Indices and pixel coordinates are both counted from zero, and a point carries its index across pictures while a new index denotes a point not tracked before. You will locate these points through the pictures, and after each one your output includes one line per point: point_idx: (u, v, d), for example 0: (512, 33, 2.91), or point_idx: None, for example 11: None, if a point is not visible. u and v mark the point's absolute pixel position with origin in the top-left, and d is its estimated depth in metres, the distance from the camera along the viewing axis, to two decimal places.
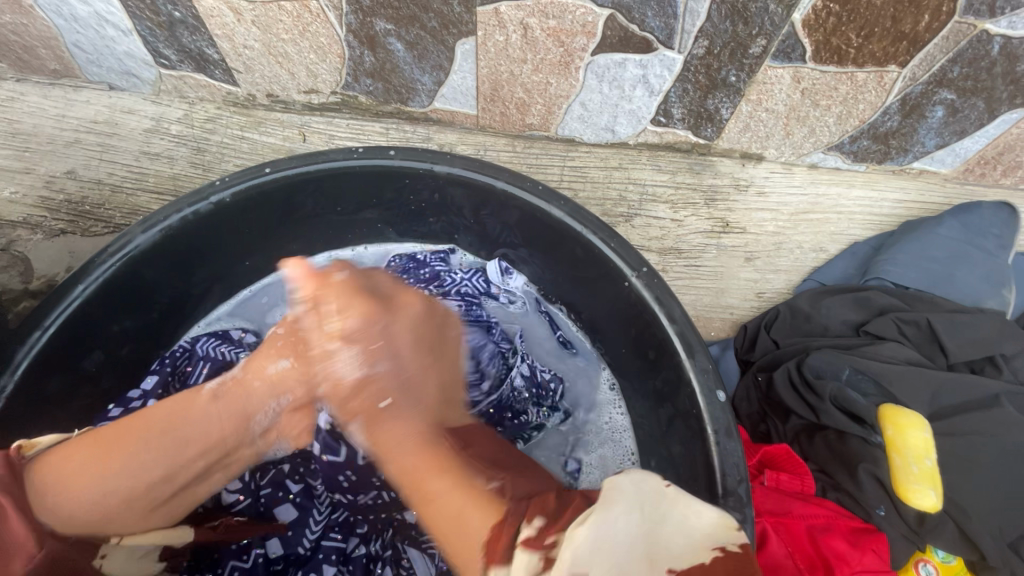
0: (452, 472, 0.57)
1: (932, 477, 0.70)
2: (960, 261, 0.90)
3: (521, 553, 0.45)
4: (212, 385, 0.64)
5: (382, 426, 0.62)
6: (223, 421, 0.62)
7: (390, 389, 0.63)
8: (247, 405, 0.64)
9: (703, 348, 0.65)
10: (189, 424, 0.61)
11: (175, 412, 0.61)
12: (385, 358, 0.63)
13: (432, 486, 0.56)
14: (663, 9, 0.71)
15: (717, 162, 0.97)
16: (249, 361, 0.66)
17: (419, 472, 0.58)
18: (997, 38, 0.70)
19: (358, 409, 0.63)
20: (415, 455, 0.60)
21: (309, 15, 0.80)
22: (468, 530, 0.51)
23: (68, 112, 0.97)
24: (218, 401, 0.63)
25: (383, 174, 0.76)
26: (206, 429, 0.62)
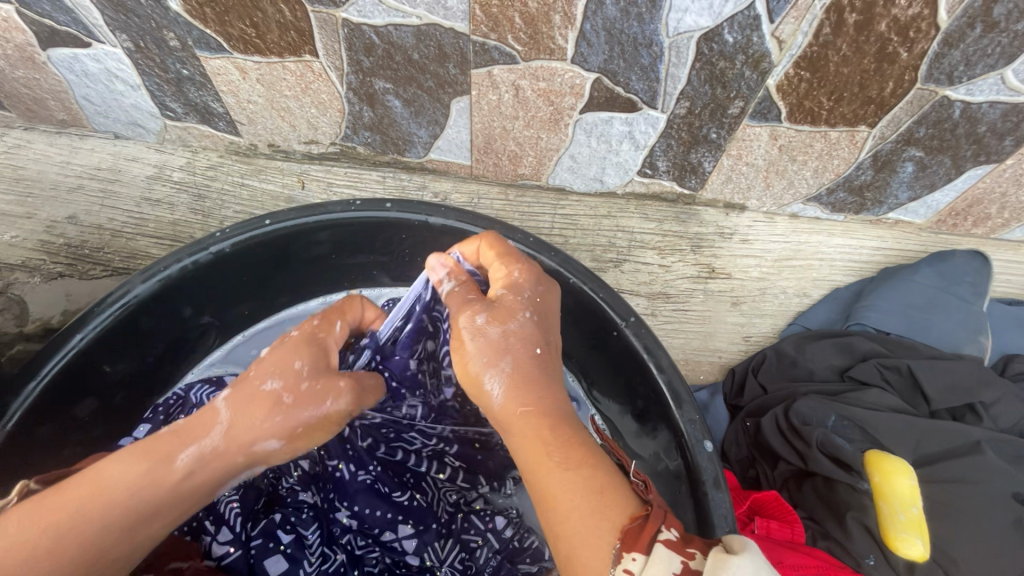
0: (593, 452, 0.49)
1: (918, 525, 0.72)
2: (938, 308, 0.93)
3: (665, 551, 0.41)
4: (188, 459, 0.51)
5: (528, 371, 0.53)
6: (207, 488, 0.53)
7: (539, 335, 0.55)
8: (229, 471, 0.53)
9: (690, 398, 0.66)
10: (162, 496, 0.50)
11: (141, 487, 0.49)
12: (522, 300, 0.57)
13: (574, 454, 0.48)
14: (646, 74, 0.75)
15: (701, 211, 1.01)
16: (232, 426, 0.53)
17: (558, 435, 0.49)
18: (958, 103, 0.74)
19: (507, 351, 0.53)
20: (549, 407, 0.51)
21: (312, 75, 0.84)
22: (602, 512, 0.44)
23: (73, 159, 1.00)
24: (198, 475, 0.51)
25: (378, 224, 0.79)
26: (191, 498, 0.52)
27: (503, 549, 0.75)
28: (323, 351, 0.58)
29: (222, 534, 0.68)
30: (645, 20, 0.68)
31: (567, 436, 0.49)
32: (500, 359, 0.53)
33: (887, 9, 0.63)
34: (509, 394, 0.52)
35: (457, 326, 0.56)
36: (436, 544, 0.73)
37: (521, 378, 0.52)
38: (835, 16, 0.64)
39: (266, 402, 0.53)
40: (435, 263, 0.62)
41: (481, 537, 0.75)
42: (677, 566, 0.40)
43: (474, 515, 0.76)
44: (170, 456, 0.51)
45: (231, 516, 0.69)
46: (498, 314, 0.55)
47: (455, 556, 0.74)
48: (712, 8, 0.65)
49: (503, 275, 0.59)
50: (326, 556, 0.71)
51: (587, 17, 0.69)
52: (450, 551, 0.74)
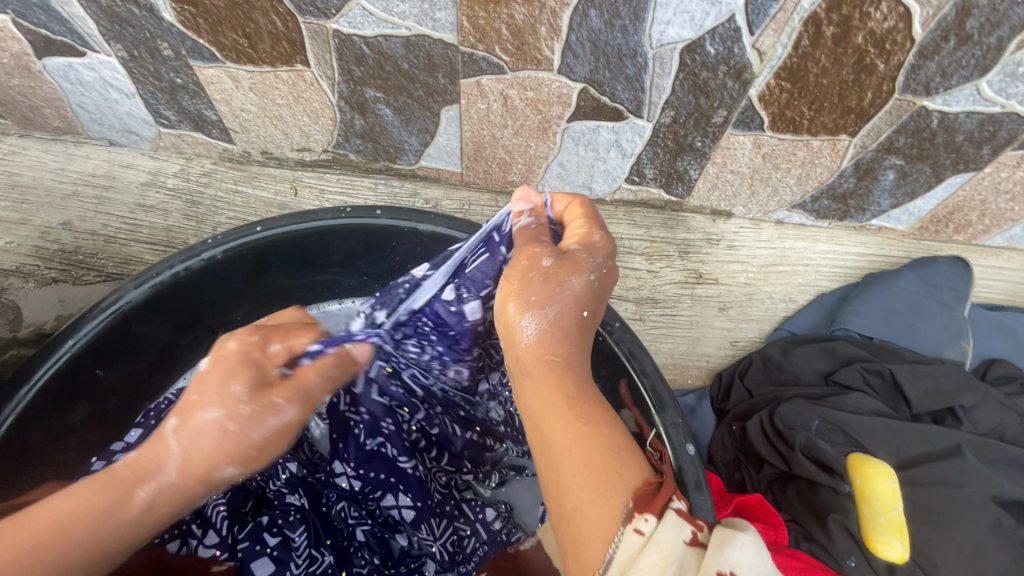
0: (612, 415, 0.48)
1: (898, 527, 0.73)
2: (921, 313, 0.94)
3: (678, 518, 0.38)
4: (147, 493, 0.48)
5: (569, 327, 0.54)
6: (164, 520, 0.50)
7: (589, 298, 0.56)
8: (188, 502, 0.51)
9: (672, 402, 0.68)
10: (120, 532, 0.47)
11: (96, 523, 0.46)
12: (591, 262, 0.57)
13: (593, 413, 0.47)
14: (631, 84, 0.77)
15: (689, 218, 1.02)
16: (185, 459, 0.50)
17: (579, 392, 0.48)
18: (935, 113, 0.76)
19: (558, 301, 0.54)
20: (572, 367, 0.51)
21: (304, 84, 0.85)
22: (616, 470, 0.42)
23: (68, 166, 1.01)
24: (157, 509, 0.49)
25: (368, 231, 0.80)
26: (145, 535, 0.49)
27: (489, 540, 0.76)
28: (257, 368, 0.55)
29: (209, 538, 0.69)
30: (628, 32, 0.69)
31: (586, 393, 0.49)
32: (547, 304, 0.54)
33: (863, 22, 0.64)
34: (543, 337, 0.53)
35: (517, 264, 0.57)
36: (431, 524, 0.72)
37: (558, 332, 0.53)
38: (813, 28, 0.66)
39: (212, 433, 0.51)
40: (519, 203, 0.63)
41: (470, 527, 0.75)
42: (687, 533, 0.38)
43: (464, 504, 0.77)
44: (127, 491, 0.48)
45: (218, 519, 0.69)
46: (563, 263, 0.56)
47: (448, 539, 0.73)
48: (693, 20, 0.67)
49: (581, 232, 0.59)
50: (313, 558, 0.71)
51: (572, 29, 0.70)
52: (445, 531, 0.73)
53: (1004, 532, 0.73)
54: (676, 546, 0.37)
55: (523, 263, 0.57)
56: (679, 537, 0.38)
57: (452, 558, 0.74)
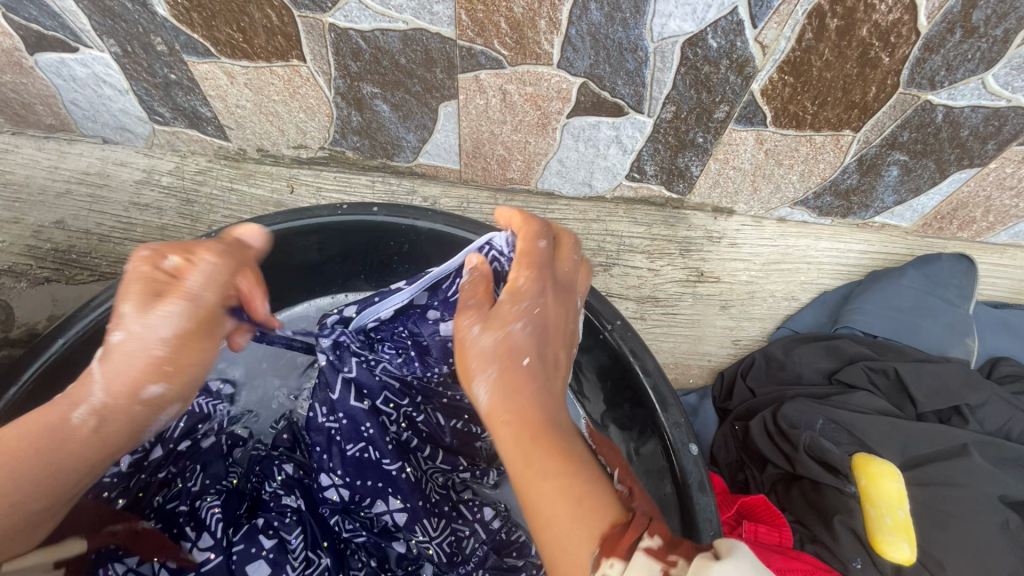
0: (576, 458, 0.46)
1: (905, 528, 0.73)
2: (925, 311, 0.93)
3: (646, 561, 0.37)
4: (80, 416, 0.49)
5: (517, 371, 0.51)
6: (110, 441, 0.50)
7: (529, 342, 0.53)
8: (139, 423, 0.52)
9: (675, 402, 0.66)
10: (59, 456, 0.48)
11: (33, 451, 0.47)
12: (521, 300, 0.55)
13: (555, 457, 0.45)
14: (632, 79, 0.76)
15: (690, 215, 1.01)
16: (108, 384, 0.50)
17: (538, 441, 0.46)
18: (940, 107, 0.75)
19: (498, 351, 0.52)
20: (532, 413, 0.48)
21: (300, 80, 0.84)
22: (581, 517, 0.41)
23: (61, 164, 1.00)
24: (98, 432, 0.50)
25: (366, 228, 0.78)
26: (99, 452, 0.50)
27: (489, 539, 0.74)
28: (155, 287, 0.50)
29: (203, 541, 0.66)
30: (629, 25, 0.68)
31: (547, 439, 0.47)
32: (485, 366, 0.52)
33: (867, 14, 0.63)
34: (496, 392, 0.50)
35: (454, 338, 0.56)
36: (426, 523, 0.71)
37: (507, 385, 0.50)
38: (817, 21, 0.65)
39: (133, 353, 0.49)
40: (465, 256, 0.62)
41: (468, 527, 0.73)
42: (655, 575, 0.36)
43: (462, 505, 0.75)
44: (58, 420, 0.48)
45: (213, 521, 0.67)
46: (493, 319, 0.54)
47: (444, 540, 0.72)
48: (695, 13, 0.66)
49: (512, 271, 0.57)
50: (310, 561, 0.69)
51: (572, 22, 0.69)
52: (441, 532, 0.71)
53: (1011, 532, 0.72)
54: None
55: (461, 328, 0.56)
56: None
57: (450, 559, 0.72)
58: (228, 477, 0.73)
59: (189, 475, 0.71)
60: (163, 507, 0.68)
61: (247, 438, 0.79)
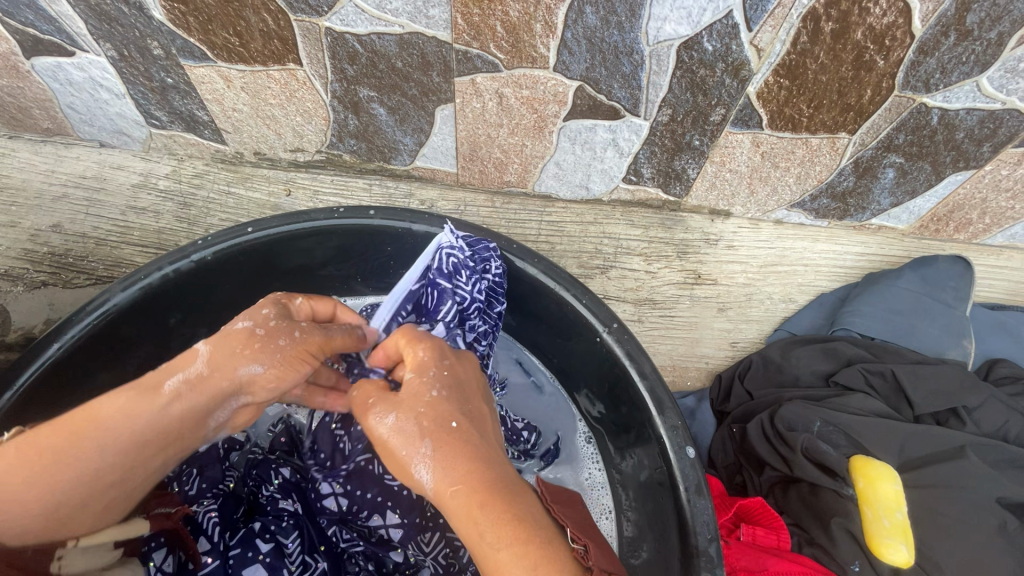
0: (528, 520, 0.46)
1: (903, 531, 0.72)
2: (923, 312, 0.93)
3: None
4: (174, 383, 0.53)
5: (449, 443, 0.49)
6: (193, 415, 0.54)
7: (452, 407, 0.52)
8: (215, 401, 0.55)
9: (672, 405, 0.66)
10: (147, 423, 0.52)
11: (129, 413, 0.52)
12: (429, 375, 0.54)
13: (507, 527, 0.45)
14: (628, 82, 0.76)
15: (687, 218, 1.01)
16: (212, 358, 0.55)
17: (487, 508, 0.46)
18: (935, 110, 0.75)
19: (424, 424, 0.50)
20: (477, 480, 0.47)
21: (296, 83, 0.84)
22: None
23: (58, 168, 0.99)
24: (183, 400, 0.53)
25: (362, 232, 0.78)
26: (176, 425, 0.53)
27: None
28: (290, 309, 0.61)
29: (201, 545, 0.66)
30: (625, 29, 0.69)
31: (499, 506, 0.46)
32: (418, 445, 0.50)
33: (862, 17, 0.63)
34: (432, 467, 0.48)
35: (373, 427, 0.53)
36: (423, 536, 0.72)
37: (445, 458, 0.48)
38: (812, 25, 0.65)
39: (240, 337, 0.56)
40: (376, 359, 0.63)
41: (464, 537, 0.72)
42: None
43: None
44: (157, 384, 0.53)
45: (210, 526, 0.67)
46: (405, 401, 0.53)
47: (439, 552, 0.72)
48: (690, 17, 0.66)
49: (412, 350, 0.57)
50: (307, 565, 0.68)
51: (568, 26, 0.69)
52: (436, 546, 0.72)
53: (1009, 534, 0.71)
54: None
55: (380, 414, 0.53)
56: None
57: (445, 572, 0.72)
58: (224, 481, 0.73)
59: (185, 480, 0.71)
60: None
61: (244, 442, 0.80)
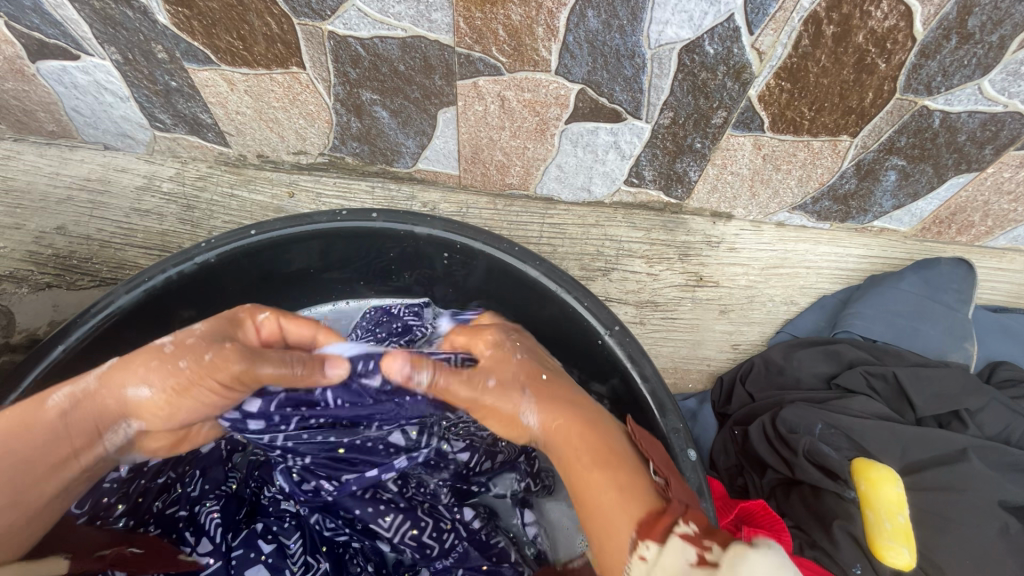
0: (615, 450, 0.56)
1: (905, 534, 0.72)
2: (924, 315, 0.93)
3: (680, 543, 0.46)
4: (59, 399, 0.53)
5: (551, 394, 0.59)
6: (82, 435, 0.53)
7: (536, 365, 0.62)
8: (101, 422, 0.54)
9: (674, 406, 0.66)
10: (37, 439, 0.52)
11: (16, 427, 0.52)
12: (507, 342, 0.64)
13: (603, 455, 0.55)
14: (629, 85, 0.76)
15: (689, 220, 1.01)
16: (108, 373, 0.54)
17: (571, 432, 0.57)
18: (937, 112, 0.75)
19: (519, 380, 0.59)
20: (575, 416, 0.58)
21: (299, 87, 0.84)
22: (623, 506, 0.51)
23: (62, 170, 1.00)
24: (68, 417, 0.53)
25: (364, 234, 0.79)
26: (58, 446, 0.52)
27: (469, 538, 0.71)
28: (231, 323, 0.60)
29: (202, 546, 0.66)
30: (627, 32, 0.69)
31: (595, 439, 0.56)
32: (521, 397, 0.58)
33: (863, 20, 0.64)
34: (541, 415, 0.58)
35: (459, 397, 0.59)
36: (383, 519, 0.68)
37: (546, 402, 0.58)
38: (813, 28, 0.65)
39: (150, 353, 0.54)
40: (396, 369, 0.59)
41: (450, 522, 0.71)
42: (690, 555, 0.45)
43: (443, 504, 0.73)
44: (43, 399, 0.53)
45: (212, 527, 0.67)
46: (493, 362, 0.61)
47: (406, 533, 0.68)
48: (692, 20, 0.66)
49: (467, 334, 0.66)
50: (309, 565, 0.68)
51: (570, 29, 0.70)
52: (401, 526, 0.68)
53: (1012, 537, 0.71)
54: (681, 568, 0.44)
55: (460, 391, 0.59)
56: (682, 560, 0.45)
57: (423, 552, 0.69)
58: (227, 482, 0.74)
59: (188, 481, 0.72)
60: (164, 512, 0.69)
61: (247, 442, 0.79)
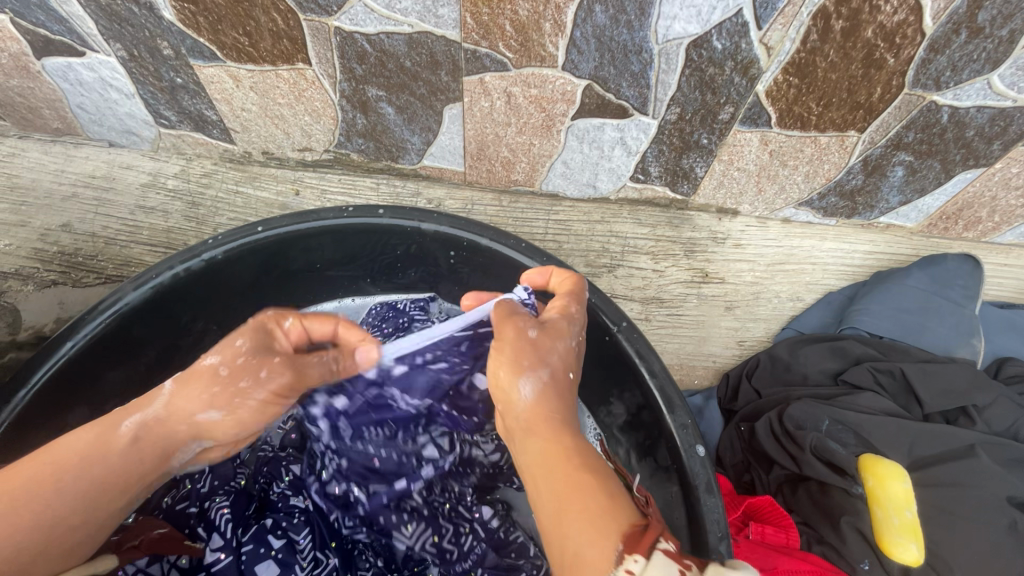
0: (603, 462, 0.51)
1: (913, 530, 0.73)
2: (932, 311, 0.93)
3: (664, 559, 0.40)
4: (131, 424, 0.55)
5: (561, 388, 0.57)
6: (151, 457, 0.56)
7: (574, 362, 0.60)
8: (171, 443, 0.56)
9: (682, 402, 0.66)
10: (111, 463, 0.53)
11: (89, 452, 0.53)
12: (575, 326, 0.61)
13: (590, 461, 0.50)
14: (637, 81, 0.76)
15: (694, 217, 1.01)
16: (172, 399, 0.56)
17: (555, 439, 0.52)
18: (945, 108, 0.75)
19: (547, 360, 0.57)
20: (568, 425, 0.54)
21: (305, 83, 0.84)
22: (604, 514, 0.45)
23: (67, 167, 1.00)
24: (140, 441, 0.55)
25: (370, 230, 0.78)
26: (130, 469, 0.54)
27: (488, 538, 0.73)
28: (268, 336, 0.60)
29: (213, 541, 0.67)
30: (634, 27, 0.69)
31: (586, 445, 0.51)
32: (537, 369, 0.56)
33: (873, 15, 0.63)
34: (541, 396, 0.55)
35: (502, 333, 0.59)
36: (407, 527, 0.70)
37: (552, 392, 0.55)
38: (822, 23, 0.65)
39: (207, 374, 0.56)
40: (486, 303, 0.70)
41: (468, 524, 0.72)
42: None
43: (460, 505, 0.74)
44: (115, 424, 0.55)
45: (222, 522, 0.68)
46: (551, 330, 0.59)
47: (426, 540, 0.70)
48: (700, 15, 0.66)
49: (562, 302, 0.63)
50: (318, 561, 0.68)
51: (577, 25, 0.69)
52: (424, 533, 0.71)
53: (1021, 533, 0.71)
54: None
55: (510, 333, 0.58)
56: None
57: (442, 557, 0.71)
58: (235, 478, 0.73)
59: (197, 477, 0.72)
60: (173, 508, 0.70)
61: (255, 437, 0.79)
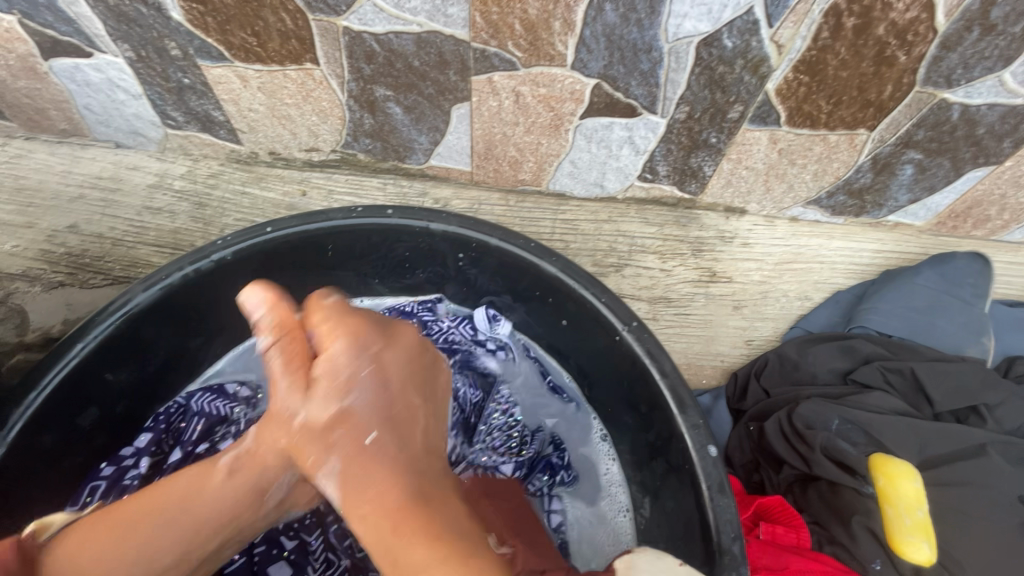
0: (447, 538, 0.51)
1: (925, 529, 0.72)
2: (941, 309, 0.92)
3: None
4: (226, 459, 0.63)
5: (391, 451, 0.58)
6: (242, 492, 0.63)
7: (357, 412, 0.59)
8: (263, 478, 0.63)
9: (693, 403, 0.66)
10: (213, 497, 0.61)
11: (190, 491, 0.61)
12: (340, 366, 0.60)
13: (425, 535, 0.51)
14: (646, 79, 0.75)
15: (702, 216, 1.01)
16: (259, 436, 0.63)
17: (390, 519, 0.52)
18: (956, 105, 0.75)
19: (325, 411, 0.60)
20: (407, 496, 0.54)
21: (313, 83, 0.84)
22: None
23: (73, 168, 1.00)
24: (235, 475, 0.62)
25: (379, 231, 0.78)
26: (223, 504, 0.62)
27: None
28: None
29: None
30: (644, 26, 0.68)
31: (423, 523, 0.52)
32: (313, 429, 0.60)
33: (885, 12, 0.63)
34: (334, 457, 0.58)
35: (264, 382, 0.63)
36: None
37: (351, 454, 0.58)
38: (833, 20, 0.65)
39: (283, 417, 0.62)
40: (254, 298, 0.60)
41: None
42: None
43: None
44: (214, 460, 0.63)
45: None
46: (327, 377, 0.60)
47: None
48: (711, 14, 0.66)
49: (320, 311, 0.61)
50: (330, 562, 0.72)
51: (587, 23, 0.69)
52: None
53: None
54: None
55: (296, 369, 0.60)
56: None
57: None
58: None
59: None
60: None
61: None
